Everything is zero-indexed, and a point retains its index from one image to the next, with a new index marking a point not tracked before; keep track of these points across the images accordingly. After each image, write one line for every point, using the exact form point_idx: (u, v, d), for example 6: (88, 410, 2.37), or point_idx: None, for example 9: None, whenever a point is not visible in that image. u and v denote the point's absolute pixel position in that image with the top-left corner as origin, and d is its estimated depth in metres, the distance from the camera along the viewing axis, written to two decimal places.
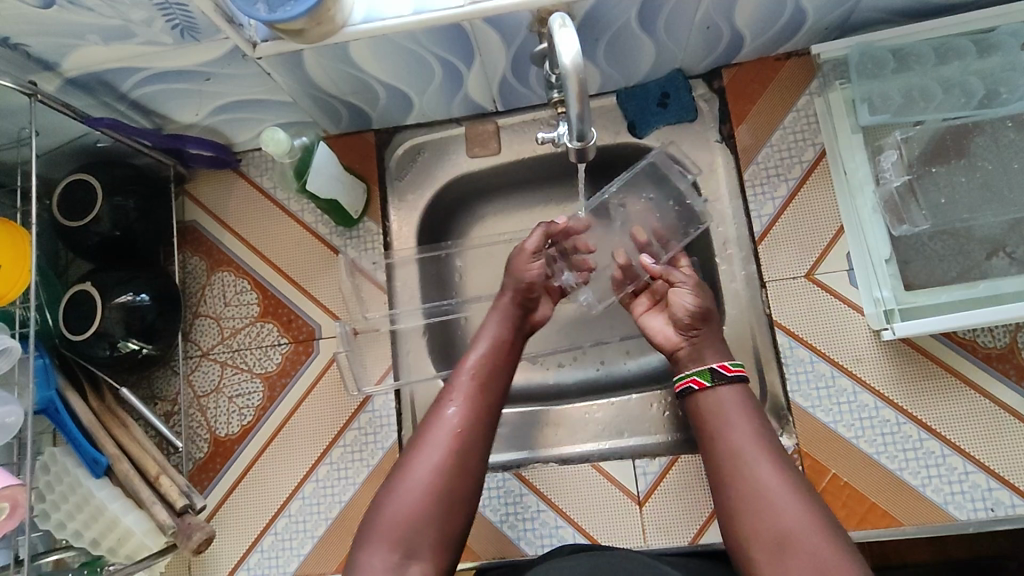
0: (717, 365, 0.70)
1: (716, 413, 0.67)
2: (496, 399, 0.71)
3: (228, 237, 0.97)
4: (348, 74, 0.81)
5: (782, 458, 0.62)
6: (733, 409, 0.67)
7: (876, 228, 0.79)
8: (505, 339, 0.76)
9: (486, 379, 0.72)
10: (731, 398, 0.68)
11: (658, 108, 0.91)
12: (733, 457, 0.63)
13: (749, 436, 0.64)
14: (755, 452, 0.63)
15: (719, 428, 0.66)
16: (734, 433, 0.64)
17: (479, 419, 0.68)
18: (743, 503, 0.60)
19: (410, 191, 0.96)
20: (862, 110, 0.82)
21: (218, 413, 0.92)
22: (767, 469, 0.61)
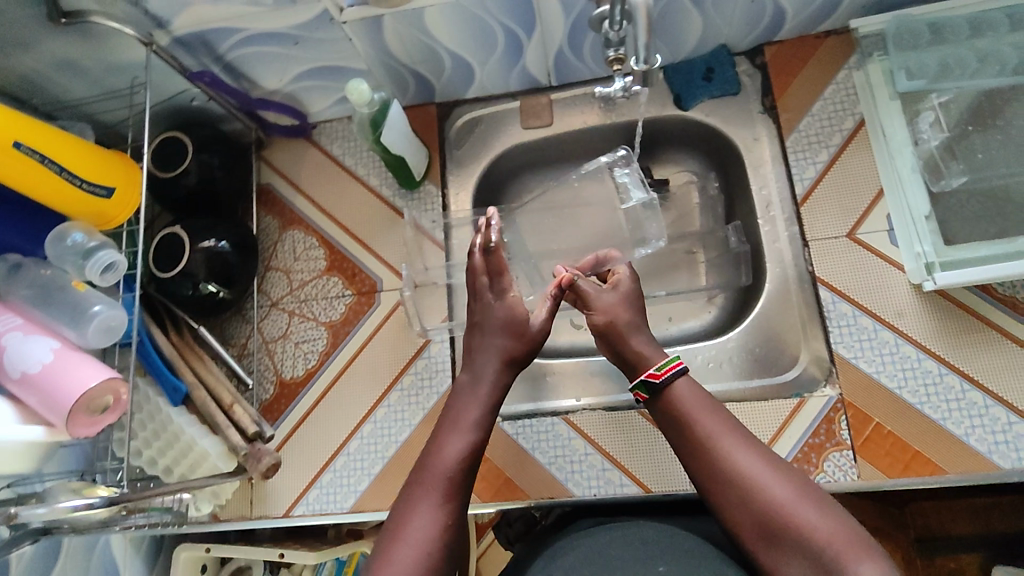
0: (646, 377, 0.72)
1: (678, 406, 0.70)
2: (471, 485, 0.67)
3: (299, 198, 1.04)
4: (420, 42, 0.89)
5: (751, 441, 0.66)
6: (691, 399, 0.70)
7: (916, 185, 0.84)
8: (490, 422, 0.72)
9: (467, 466, 0.67)
10: (687, 389, 0.71)
11: (703, 81, 0.98)
12: (706, 450, 0.66)
13: (714, 424, 0.67)
14: (723, 442, 0.66)
15: (686, 420, 0.68)
16: (700, 424, 0.67)
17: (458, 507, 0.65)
18: (728, 494, 0.63)
19: (467, 160, 1.03)
20: (899, 77, 0.88)
21: (285, 357, 0.98)
22: (743, 457, 0.64)
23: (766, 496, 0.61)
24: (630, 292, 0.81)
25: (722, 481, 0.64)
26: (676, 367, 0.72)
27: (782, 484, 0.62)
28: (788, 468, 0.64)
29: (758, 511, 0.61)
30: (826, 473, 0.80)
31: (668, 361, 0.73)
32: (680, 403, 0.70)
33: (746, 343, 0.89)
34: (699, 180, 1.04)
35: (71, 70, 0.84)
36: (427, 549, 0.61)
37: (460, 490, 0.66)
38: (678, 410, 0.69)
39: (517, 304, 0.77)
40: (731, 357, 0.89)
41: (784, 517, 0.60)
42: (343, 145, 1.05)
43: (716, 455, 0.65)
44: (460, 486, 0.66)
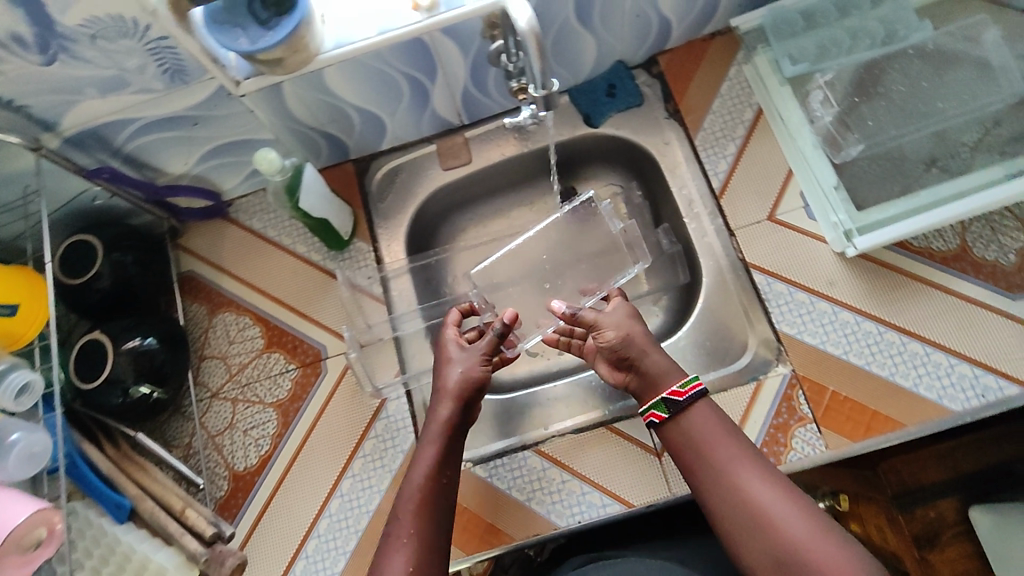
0: (668, 393, 0.70)
1: (694, 436, 0.69)
2: (438, 525, 0.67)
3: (225, 279, 1.00)
4: (325, 103, 0.89)
5: (773, 471, 0.64)
6: (710, 427, 0.68)
7: (821, 162, 0.89)
8: (452, 456, 0.72)
9: (431, 501, 0.68)
10: (708, 415, 0.69)
11: (607, 98, 1.01)
12: (725, 481, 0.65)
13: (733, 454, 0.66)
14: (744, 474, 0.64)
15: (702, 450, 0.67)
16: (720, 454, 0.66)
17: (427, 550, 0.65)
18: (747, 528, 0.61)
19: (393, 210, 1.02)
20: (785, 64, 0.94)
21: (235, 448, 0.92)
22: (764, 490, 0.63)
23: (785, 532, 0.60)
24: (631, 308, 0.80)
25: (742, 515, 0.62)
26: (697, 386, 0.71)
27: (802, 519, 0.60)
28: (808, 501, 0.62)
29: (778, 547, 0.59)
30: (797, 450, 0.81)
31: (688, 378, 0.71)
32: (695, 434, 0.68)
33: (697, 338, 0.90)
34: (622, 190, 1.07)
35: None
36: None
37: (427, 533, 0.66)
38: (693, 440, 0.68)
39: (453, 351, 0.81)
40: (685, 356, 0.90)
41: (801, 557, 0.58)
42: (262, 217, 1.02)
43: (736, 487, 0.64)
44: (431, 526, 0.66)
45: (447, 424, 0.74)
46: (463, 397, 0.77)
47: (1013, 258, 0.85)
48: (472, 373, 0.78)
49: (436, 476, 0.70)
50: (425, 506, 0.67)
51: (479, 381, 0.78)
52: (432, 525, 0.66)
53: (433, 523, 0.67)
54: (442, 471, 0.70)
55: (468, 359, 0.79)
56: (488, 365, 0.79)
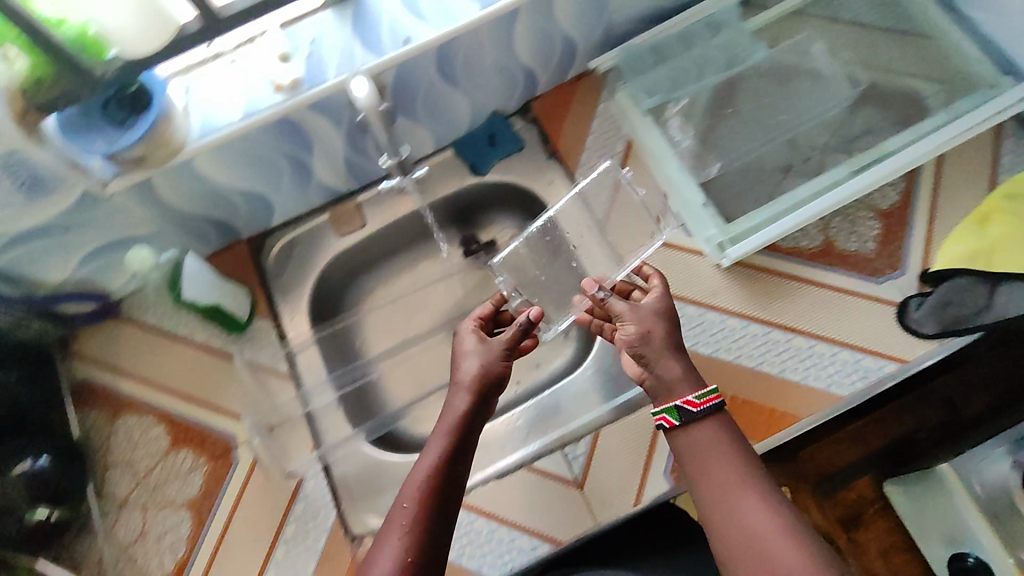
0: (683, 401, 0.71)
1: (695, 450, 0.69)
2: (440, 525, 0.65)
3: (125, 380, 0.96)
4: (203, 191, 0.89)
5: (768, 497, 0.64)
6: (712, 447, 0.69)
7: (688, 183, 0.96)
8: (464, 453, 0.71)
9: (435, 496, 0.66)
10: (712, 433, 0.70)
11: (488, 147, 1.05)
12: (721, 506, 0.65)
13: (734, 475, 0.66)
14: (740, 498, 0.64)
15: (702, 467, 0.68)
16: (716, 476, 0.66)
17: (424, 542, 0.64)
18: (738, 555, 0.62)
19: (293, 284, 1.01)
20: (642, 98, 1.00)
21: (148, 558, 0.87)
22: (756, 518, 0.63)
23: (773, 561, 0.60)
24: (662, 299, 0.77)
25: (737, 540, 0.63)
26: (713, 400, 0.71)
27: (791, 549, 0.60)
28: (800, 529, 0.62)
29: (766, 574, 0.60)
30: None
31: (707, 391, 0.71)
32: (699, 448, 0.69)
33: (601, 364, 0.94)
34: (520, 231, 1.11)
35: None
36: None
37: (426, 526, 0.64)
38: (696, 454, 0.69)
39: (471, 343, 0.80)
40: (591, 384, 0.93)
41: None
42: (157, 312, 0.99)
43: (731, 512, 0.64)
44: (431, 520, 0.65)
45: (463, 416, 0.73)
46: (479, 390, 0.75)
47: (872, 245, 0.91)
48: (491, 366, 0.77)
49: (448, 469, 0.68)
50: (427, 500, 0.66)
51: (497, 378, 0.77)
52: (432, 518, 0.65)
53: (433, 518, 0.65)
54: (452, 467, 0.69)
55: (488, 351, 0.78)
56: (508, 360, 0.78)
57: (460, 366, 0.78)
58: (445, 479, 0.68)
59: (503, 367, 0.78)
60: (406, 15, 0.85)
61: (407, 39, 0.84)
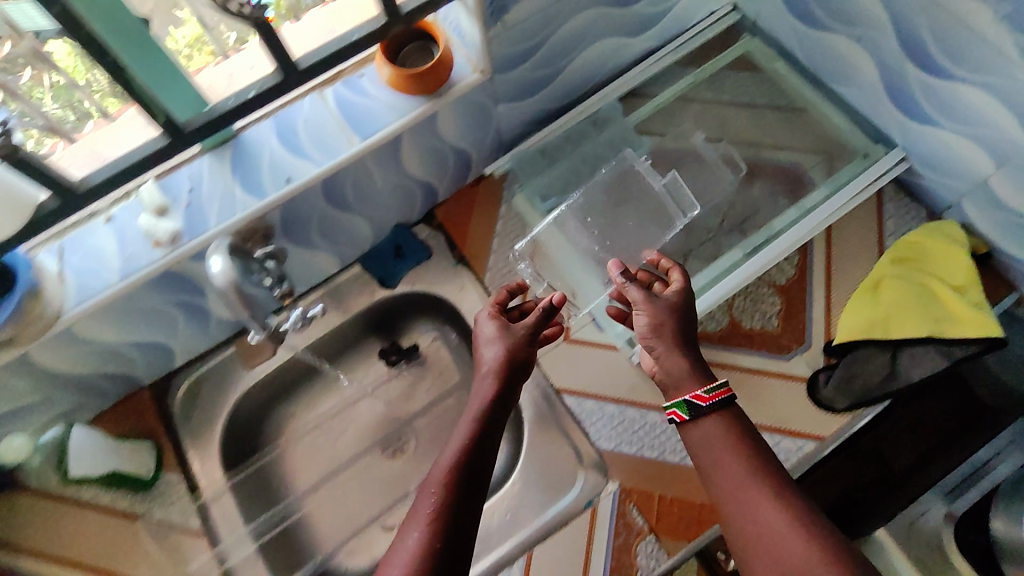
0: (692, 395, 0.69)
1: (707, 440, 0.68)
2: (468, 512, 0.62)
3: (23, 559, 0.88)
4: (90, 352, 0.84)
5: (780, 495, 0.62)
6: (718, 442, 0.67)
7: (592, 280, 0.97)
8: (490, 441, 0.68)
9: (463, 484, 0.63)
10: (720, 426, 0.68)
11: (396, 259, 1.04)
12: (733, 505, 0.64)
13: (747, 471, 0.64)
14: (752, 496, 0.63)
15: (716, 461, 0.66)
16: (727, 474, 0.65)
17: (449, 528, 0.60)
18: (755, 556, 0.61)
19: (203, 427, 0.97)
20: (537, 200, 1.02)
21: None
22: (769, 519, 0.61)
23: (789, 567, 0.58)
24: (676, 293, 0.77)
25: (756, 537, 0.61)
26: (724, 395, 0.69)
27: (807, 550, 0.58)
28: (815, 528, 0.60)
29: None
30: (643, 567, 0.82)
31: (717, 384, 0.69)
32: (712, 439, 0.67)
33: (530, 475, 0.91)
34: (440, 335, 1.09)
35: None
36: None
37: (453, 509, 0.61)
38: (710, 446, 0.67)
39: (491, 327, 0.78)
40: (523, 496, 0.90)
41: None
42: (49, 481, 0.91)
43: (747, 509, 0.62)
44: (458, 509, 0.61)
45: (487, 402, 0.70)
46: (505, 376, 0.73)
47: (776, 321, 0.94)
48: (516, 351, 0.75)
49: (476, 457, 0.65)
50: (453, 491, 0.62)
51: (520, 366, 0.74)
52: (460, 497, 0.62)
53: (457, 506, 0.61)
54: (477, 455, 0.65)
55: (509, 338, 0.76)
56: (532, 344, 0.77)
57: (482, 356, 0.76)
58: (474, 464, 0.64)
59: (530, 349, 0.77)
60: (286, 153, 0.84)
61: (289, 178, 0.82)
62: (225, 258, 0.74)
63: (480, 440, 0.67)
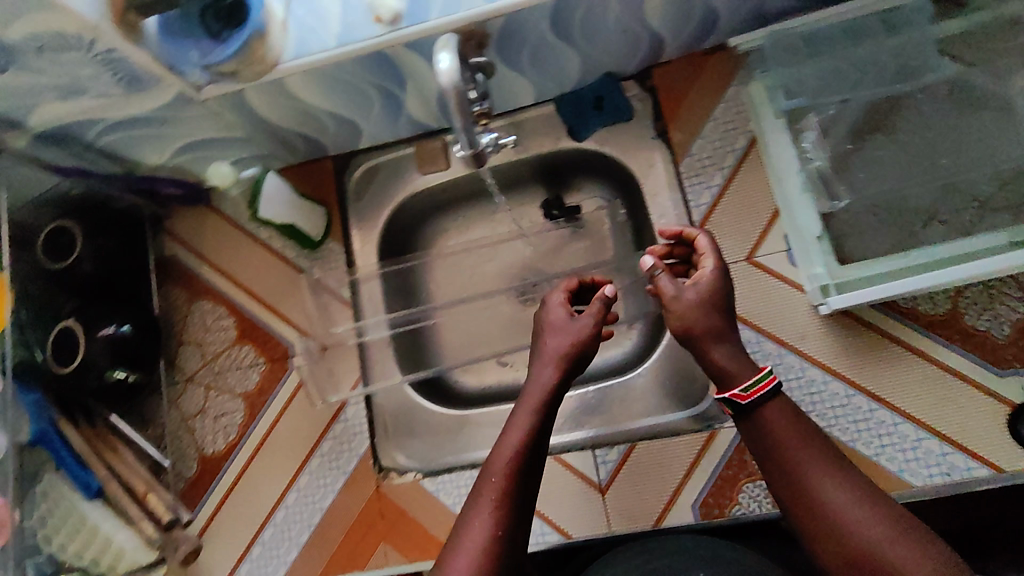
0: (731, 397, 0.63)
1: (770, 427, 0.62)
2: (528, 487, 0.64)
3: (206, 269, 1.04)
4: (292, 105, 0.87)
5: (862, 486, 0.58)
6: (790, 438, 0.61)
7: (806, 210, 0.81)
8: (545, 426, 0.67)
9: (526, 464, 0.64)
10: (779, 411, 0.62)
11: (594, 111, 0.95)
12: (804, 495, 0.59)
13: (817, 459, 0.59)
14: (825, 490, 0.58)
15: (781, 446, 0.61)
16: (799, 454, 0.60)
17: (518, 480, 0.63)
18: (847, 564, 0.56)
19: (369, 212, 1.02)
20: (779, 96, 0.85)
21: (205, 432, 0.98)
22: (868, 522, 0.56)
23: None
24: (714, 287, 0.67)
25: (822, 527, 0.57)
26: (768, 387, 0.62)
27: (920, 555, 0.54)
28: (917, 529, 0.55)
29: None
30: (740, 504, 0.82)
31: (759, 378, 0.62)
32: (778, 418, 0.62)
33: (659, 376, 0.90)
34: (607, 206, 1.03)
35: None
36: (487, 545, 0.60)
37: (526, 467, 0.64)
38: (775, 425, 0.61)
39: (556, 315, 0.73)
40: (644, 396, 0.89)
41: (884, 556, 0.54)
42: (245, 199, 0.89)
43: (817, 499, 0.58)
44: (522, 476, 0.64)
45: (551, 385, 0.68)
46: (567, 365, 0.69)
47: (1007, 330, 0.79)
48: (585, 344, 0.70)
49: (534, 428, 0.66)
50: (515, 472, 0.63)
51: (583, 362, 0.71)
52: (530, 456, 0.64)
53: (524, 475, 0.64)
54: (537, 439, 0.66)
55: (574, 330, 0.71)
56: (597, 332, 0.71)
57: (554, 319, 0.73)
58: (535, 440, 0.65)
59: (590, 323, 0.71)
60: None
61: None
62: (453, 57, 0.65)
63: (544, 415, 0.67)
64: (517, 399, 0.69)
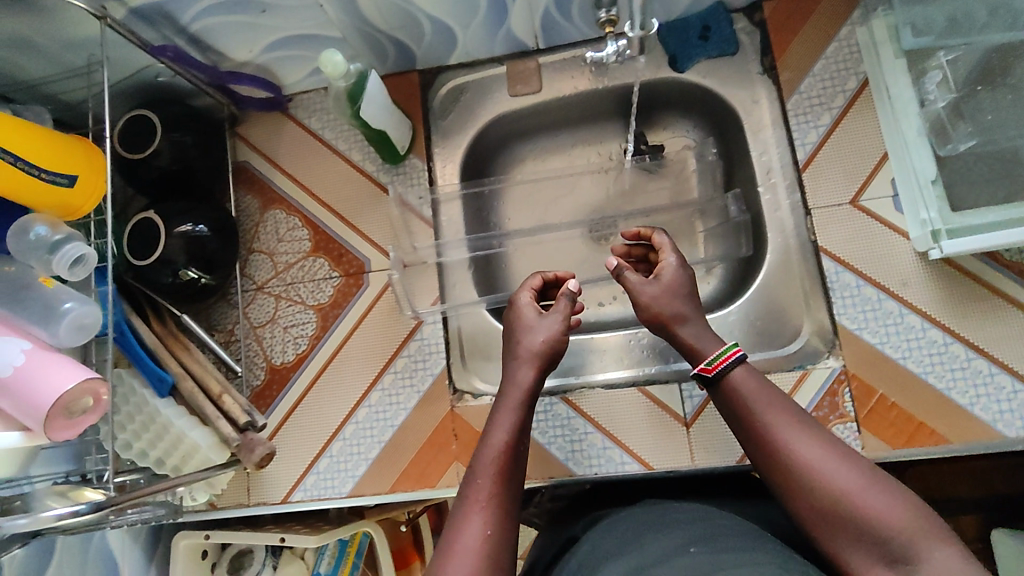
0: (698, 371, 0.69)
1: (737, 396, 0.66)
2: (517, 481, 0.67)
3: (279, 176, 1.00)
4: (396, 5, 0.83)
5: (829, 440, 0.61)
6: (756, 401, 0.65)
7: (923, 149, 0.80)
8: (525, 423, 0.72)
9: (511, 456, 0.68)
10: (747, 379, 0.67)
11: (699, 41, 0.92)
12: (776, 451, 0.62)
13: (785, 420, 0.63)
14: (794, 442, 0.61)
15: (750, 410, 0.65)
16: (764, 417, 0.64)
17: (507, 471, 0.67)
18: (822, 513, 0.58)
19: (453, 131, 0.98)
20: (905, 33, 0.84)
21: (274, 342, 0.96)
22: (837, 469, 0.58)
23: (875, 517, 0.55)
24: (672, 278, 0.77)
25: (797, 483, 0.60)
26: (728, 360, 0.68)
27: (889, 498, 0.56)
28: (883, 477, 0.58)
29: (870, 540, 0.55)
30: None
31: (720, 354, 0.69)
32: (741, 389, 0.66)
33: (748, 315, 0.88)
34: (696, 147, 1.00)
35: (26, 48, 0.77)
36: (487, 540, 0.61)
37: (512, 459, 0.68)
38: (740, 396, 0.66)
39: (531, 318, 0.80)
40: (733, 331, 0.88)
41: (854, 502, 0.56)
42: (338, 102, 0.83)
43: (788, 453, 0.61)
44: (510, 467, 0.67)
45: (529, 384, 0.74)
46: (542, 365, 0.76)
47: None
48: (556, 339, 0.77)
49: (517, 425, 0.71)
50: (505, 463, 0.67)
51: (556, 357, 0.78)
52: (516, 449, 0.69)
53: (512, 467, 0.67)
54: (521, 435, 0.70)
55: (547, 328, 0.78)
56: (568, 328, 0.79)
57: (529, 319, 0.80)
58: (518, 434, 0.70)
59: (558, 323, 0.78)
60: None
61: None
62: None
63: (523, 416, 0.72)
64: (497, 403, 0.74)
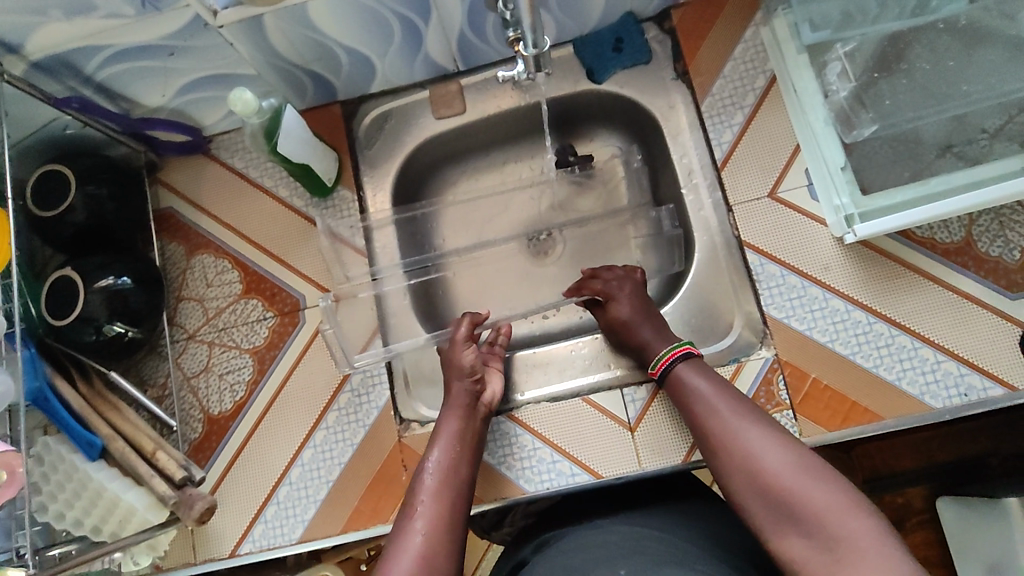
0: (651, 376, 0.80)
1: (690, 391, 0.74)
2: (460, 485, 0.73)
3: (205, 220, 0.98)
4: (309, 39, 0.82)
5: (770, 428, 0.67)
6: (705, 394, 0.73)
7: (831, 140, 0.84)
8: (467, 433, 0.79)
9: (454, 465, 0.75)
10: (696, 377, 0.75)
11: (613, 53, 0.94)
12: (721, 436, 0.68)
13: (732, 409, 0.70)
14: (737, 427, 0.68)
15: (702, 403, 0.72)
16: (712, 407, 0.71)
17: (450, 477, 0.73)
18: (755, 490, 0.63)
19: (381, 158, 0.98)
20: (804, 30, 0.88)
21: (210, 392, 0.93)
22: (771, 450, 0.64)
23: (802, 492, 0.60)
24: (614, 301, 0.87)
25: (740, 464, 0.65)
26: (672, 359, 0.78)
27: (818, 478, 0.61)
28: (818, 461, 0.63)
29: (797, 516, 0.59)
30: None
31: (664, 355, 0.79)
32: (693, 385, 0.74)
33: (683, 313, 0.90)
34: (622, 154, 1.01)
35: None
36: (430, 533, 0.66)
37: (454, 467, 0.75)
38: (692, 391, 0.74)
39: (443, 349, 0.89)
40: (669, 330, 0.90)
41: (786, 480, 0.61)
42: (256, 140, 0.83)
43: (732, 438, 0.67)
44: (454, 474, 0.74)
45: (463, 397, 0.82)
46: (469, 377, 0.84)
47: (1018, 255, 0.81)
48: (463, 357, 0.85)
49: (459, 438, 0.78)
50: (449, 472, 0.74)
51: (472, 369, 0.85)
52: (458, 459, 0.76)
53: (456, 475, 0.74)
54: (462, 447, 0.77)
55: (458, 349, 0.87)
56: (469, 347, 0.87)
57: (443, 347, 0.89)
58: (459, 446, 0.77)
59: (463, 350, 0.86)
60: None
61: None
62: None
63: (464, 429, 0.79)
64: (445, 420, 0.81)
